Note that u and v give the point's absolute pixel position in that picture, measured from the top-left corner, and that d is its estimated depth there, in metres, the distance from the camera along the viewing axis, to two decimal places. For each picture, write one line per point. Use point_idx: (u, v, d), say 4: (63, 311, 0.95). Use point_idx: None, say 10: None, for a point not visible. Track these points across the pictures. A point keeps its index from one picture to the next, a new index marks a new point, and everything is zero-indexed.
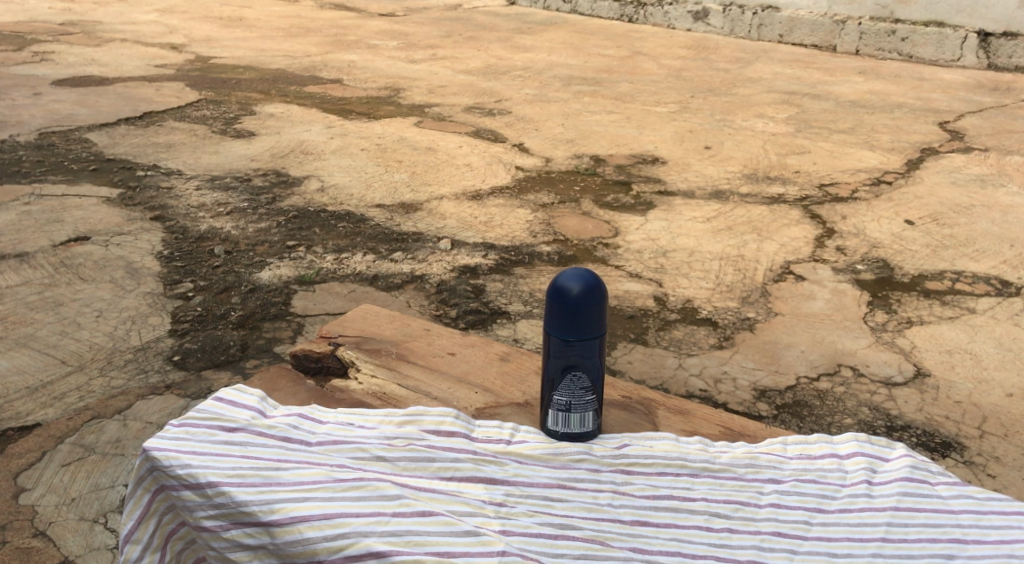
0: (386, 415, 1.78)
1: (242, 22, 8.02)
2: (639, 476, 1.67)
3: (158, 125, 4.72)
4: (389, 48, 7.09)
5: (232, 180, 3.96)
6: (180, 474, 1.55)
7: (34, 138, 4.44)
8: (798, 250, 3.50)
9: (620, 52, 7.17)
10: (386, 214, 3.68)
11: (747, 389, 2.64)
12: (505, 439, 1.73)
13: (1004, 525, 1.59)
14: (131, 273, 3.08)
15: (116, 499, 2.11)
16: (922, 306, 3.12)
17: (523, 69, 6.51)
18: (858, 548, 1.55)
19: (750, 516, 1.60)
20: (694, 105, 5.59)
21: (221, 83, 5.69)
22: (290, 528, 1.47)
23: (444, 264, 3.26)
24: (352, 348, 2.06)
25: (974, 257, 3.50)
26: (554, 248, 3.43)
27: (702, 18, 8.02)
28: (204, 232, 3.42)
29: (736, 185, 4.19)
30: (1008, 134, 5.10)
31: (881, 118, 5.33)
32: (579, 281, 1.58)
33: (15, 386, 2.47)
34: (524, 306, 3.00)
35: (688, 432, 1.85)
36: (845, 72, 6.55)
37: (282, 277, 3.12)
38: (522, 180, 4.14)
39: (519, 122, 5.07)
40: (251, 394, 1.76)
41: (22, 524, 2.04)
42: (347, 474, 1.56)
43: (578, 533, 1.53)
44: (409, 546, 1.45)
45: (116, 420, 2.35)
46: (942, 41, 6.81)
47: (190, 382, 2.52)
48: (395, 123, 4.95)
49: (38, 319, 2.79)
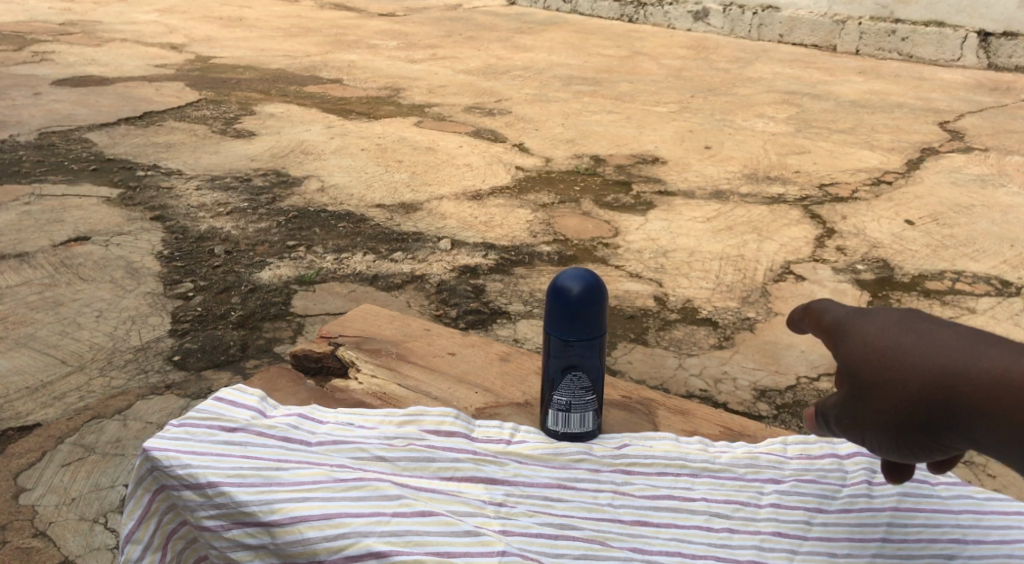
0: (386, 415, 1.78)
1: (242, 22, 8.02)
2: (639, 476, 1.67)
3: (158, 125, 4.71)
4: (389, 48, 7.09)
5: (233, 180, 3.96)
6: (179, 474, 1.54)
7: (34, 138, 4.44)
8: (799, 250, 3.50)
9: (620, 52, 7.17)
10: (387, 214, 3.68)
11: (747, 389, 2.64)
12: (505, 439, 1.74)
13: (1005, 525, 1.59)
14: (132, 273, 3.08)
15: (116, 499, 2.11)
16: (922, 306, 3.12)
17: (524, 69, 6.51)
18: (858, 548, 1.56)
19: (750, 516, 1.60)
20: (694, 105, 5.59)
21: (220, 83, 5.68)
22: (290, 528, 1.46)
23: (444, 264, 3.26)
24: (352, 348, 2.06)
25: (975, 257, 3.50)
26: (554, 248, 3.43)
27: (702, 18, 8.01)
28: (204, 232, 3.42)
29: (736, 185, 4.19)
30: (1008, 134, 5.09)
31: (881, 118, 5.33)
32: (579, 281, 1.58)
33: (15, 386, 2.47)
34: (524, 306, 3.00)
35: (687, 432, 1.85)
36: (846, 72, 6.54)
37: (283, 277, 3.12)
38: (523, 180, 4.14)
39: (519, 122, 5.07)
40: (251, 394, 1.76)
41: (22, 523, 2.04)
42: (347, 474, 1.56)
43: (578, 533, 1.53)
44: (409, 546, 1.45)
45: (116, 420, 2.36)
46: (942, 41, 6.81)
47: (190, 382, 2.52)
48: (395, 123, 4.95)
49: (38, 319, 2.79)
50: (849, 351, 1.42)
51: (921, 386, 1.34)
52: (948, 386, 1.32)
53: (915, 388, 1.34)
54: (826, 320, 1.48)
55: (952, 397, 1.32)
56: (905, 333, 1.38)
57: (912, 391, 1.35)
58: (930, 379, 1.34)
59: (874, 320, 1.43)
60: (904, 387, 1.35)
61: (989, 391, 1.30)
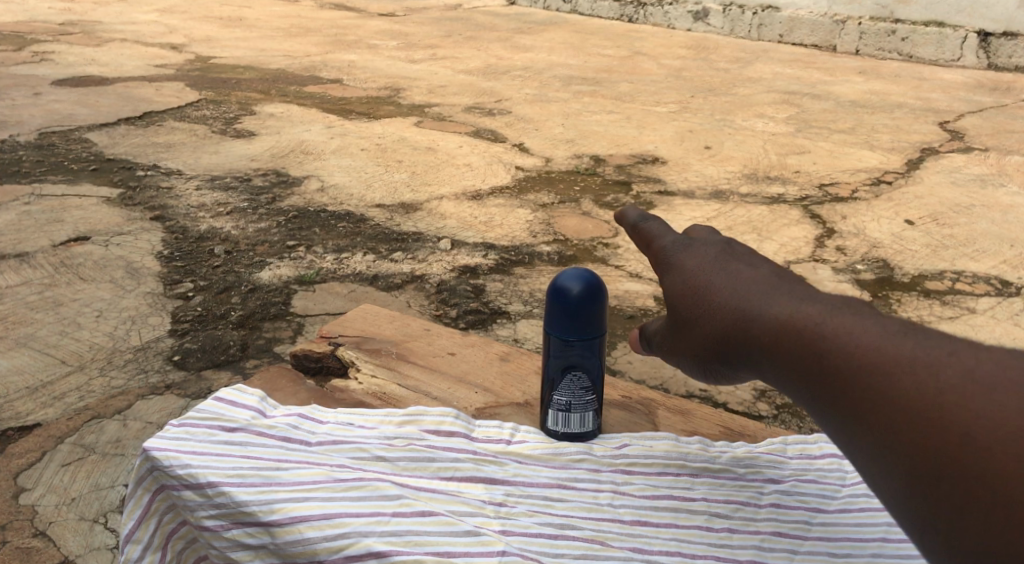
0: (386, 415, 1.78)
1: (242, 22, 8.02)
2: (639, 476, 1.67)
3: (158, 125, 4.71)
4: (389, 48, 7.09)
5: (233, 180, 3.96)
6: (180, 474, 1.54)
7: (34, 138, 4.44)
8: (799, 250, 3.50)
9: (620, 52, 7.17)
10: (387, 214, 3.68)
11: (747, 389, 2.64)
12: (505, 439, 1.74)
13: None
14: (132, 273, 3.08)
15: (116, 499, 2.12)
16: (922, 306, 3.12)
17: (524, 69, 6.51)
18: (858, 548, 1.55)
19: (749, 516, 1.60)
20: (693, 105, 5.59)
21: (220, 83, 5.68)
22: (290, 528, 1.46)
23: (444, 264, 3.26)
24: (353, 348, 2.06)
25: (974, 257, 3.50)
26: (554, 248, 3.43)
27: (702, 18, 8.01)
28: (204, 232, 3.42)
29: (736, 185, 4.19)
30: (1008, 134, 5.10)
31: (881, 118, 5.33)
32: (579, 281, 1.58)
33: (15, 386, 2.47)
34: (524, 306, 3.00)
35: (688, 432, 1.85)
36: (846, 73, 6.55)
37: (283, 277, 3.12)
38: (523, 180, 4.14)
39: (519, 122, 5.07)
40: (251, 394, 1.76)
41: (22, 524, 2.04)
42: (347, 474, 1.56)
43: (578, 533, 1.53)
44: (408, 546, 1.44)
45: (116, 420, 2.36)
46: (942, 41, 6.81)
47: (190, 382, 2.52)
48: (395, 123, 4.95)
49: (38, 319, 2.79)
50: (670, 283, 1.58)
51: (719, 322, 1.47)
52: (740, 324, 1.43)
53: (716, 324, 1.47)
54: (658, 249, 1.65)
55: (743, 334, 1.43)
56: (719, 272, 1.52)
57: (713, 327, 1.48)
58: (725, 316, 1.46)
59: (700, 258, 1.58)
60: (707, 322, 1.49)
61: (770, 334, 1.39)
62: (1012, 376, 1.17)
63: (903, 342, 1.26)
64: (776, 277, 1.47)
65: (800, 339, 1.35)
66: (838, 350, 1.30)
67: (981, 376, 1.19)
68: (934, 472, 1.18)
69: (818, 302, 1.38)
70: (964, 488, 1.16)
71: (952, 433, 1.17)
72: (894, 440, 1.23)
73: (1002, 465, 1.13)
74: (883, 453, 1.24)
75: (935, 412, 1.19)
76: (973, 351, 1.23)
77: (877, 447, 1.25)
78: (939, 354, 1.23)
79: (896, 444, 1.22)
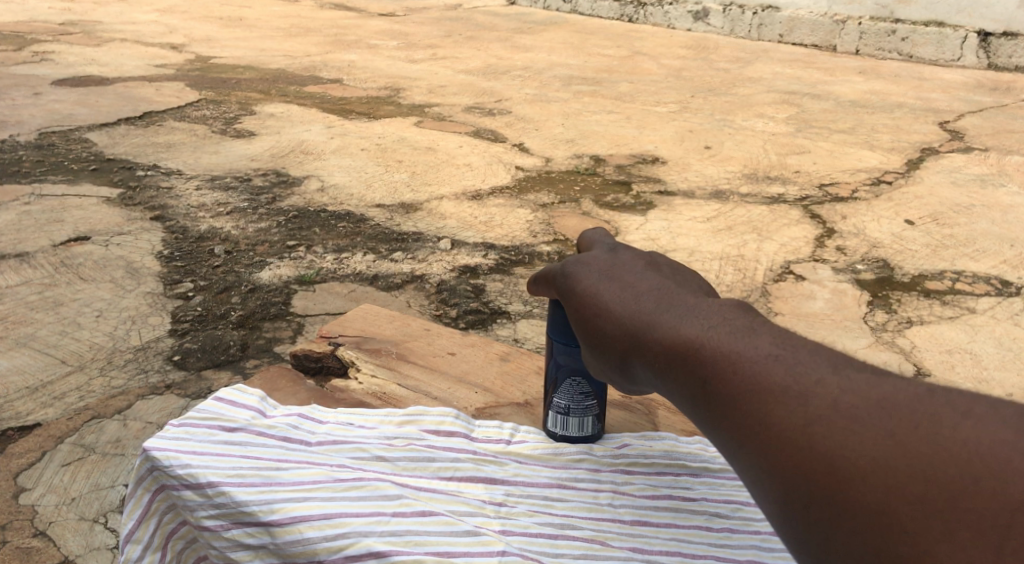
0: (386, 415, 1.78)
1: (242, 22, 8.02)
2: (639, 476, 1.67)
3: (158, 125, 4.71)
4: (389, 48, 7.08)
5: (233, 180, 3.96)
6: (179, 474, 1.53)
7: (34, 138, 4.44)
8: (799, 249, 3.50)
9: (620, 52, 7.17)
10: (387, 214, 3.68)
11: None
12: (504, 439, 1.74)
13: None
14: (131, 273, 3.08)
15: (116, 499, 2.12)
16: (922, 306, 3.12)
17: (524, 69, 6.51)
18: None
19: (750, 516, 1.60)
20: (694, 105, 5.59)
21: (220, 83, 5.68)
22: (290, 528, 1.46)
23: (444, 264, 3.25)
24: (352, 348, 2.06)
25: (974, 257, 3.50)
26: (554, 248, 3.44)
27: (702, 18, 8.01)
28: (204, 232, 3.42)
29: (736, 185, 4.19)
30: (1008, 134, 5.09)
31: (881, 118, 5.33)
32: None
33: (15, 386, 2.47)
34: (524, 306, 3.00)
35: (688, 432, 1.85)
36: (846, 73, 6.54)
37: (283, 277, 3.12)
38: (523, 180, 4.14)
39: (519, 122, 5.07)
40: (251, 394, 1.76)
41: (22, 523, 2.04)
42: (347, 474, 1.56)
43: (578, 533, 1.53)
44: (408, 546, 1.44)
45: (116, 420, 2.36)
46: (942, 41, 6.81)
47: (190, 382, 2.52)
48: (395, 123, 4.95)
49: (38, 319, 2.79)
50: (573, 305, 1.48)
51: (615, 339, 1.37)
52: (632, 346, 1.33)
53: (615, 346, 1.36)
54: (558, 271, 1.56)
55: (638, 356, 1.32)
56: (613, 286, 1.43)
57: (611, 344, 1.38)
58: (618, 335, 1.36)
59: (598, 271, 1.48)
60: (606, 342, 1.39)
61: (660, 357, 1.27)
62: (882, 404, 1.07)
63: (778, 364, 1.15)
64: (665, 292, 1.36)
65: (684, 358, 1.23)
66: (714, 373, 1.19)
67: (850, 405, 1.08)
68: (807, 503, 1.08)
69: (702, 318, 1.27)
70: (838, 521, 1.06)
71: (825, 463, 1.07)
72: (770, 472, 1.11)
73: (876, 500, 1.03)
74: (761, 483, 1.13)
75: (808, 441, 1.08)
76: (846, 376, 1.12)
77: (757, 480, 1.14)
78: (810, 379, 1.13)
79: (770, 476, 1.11)
